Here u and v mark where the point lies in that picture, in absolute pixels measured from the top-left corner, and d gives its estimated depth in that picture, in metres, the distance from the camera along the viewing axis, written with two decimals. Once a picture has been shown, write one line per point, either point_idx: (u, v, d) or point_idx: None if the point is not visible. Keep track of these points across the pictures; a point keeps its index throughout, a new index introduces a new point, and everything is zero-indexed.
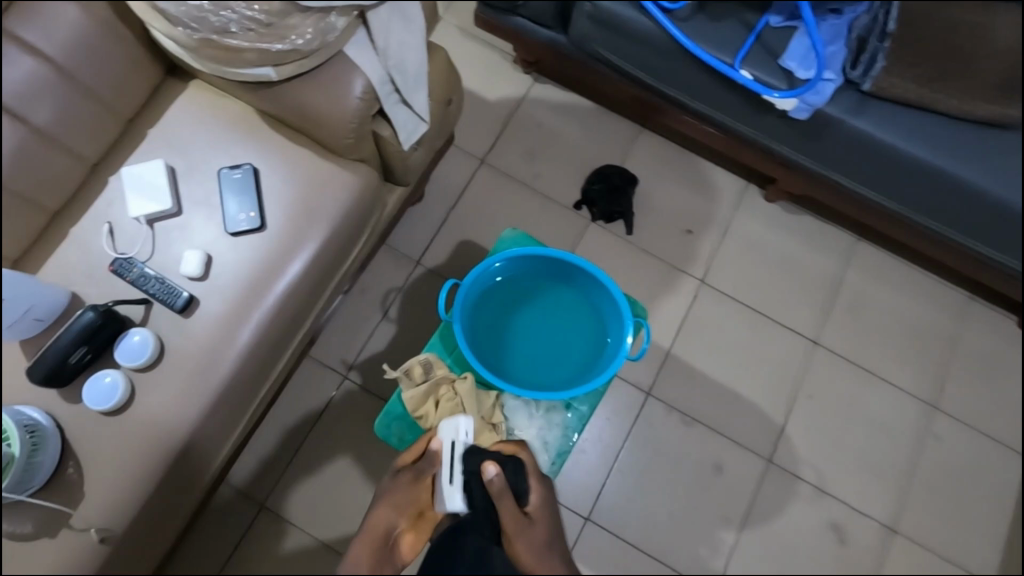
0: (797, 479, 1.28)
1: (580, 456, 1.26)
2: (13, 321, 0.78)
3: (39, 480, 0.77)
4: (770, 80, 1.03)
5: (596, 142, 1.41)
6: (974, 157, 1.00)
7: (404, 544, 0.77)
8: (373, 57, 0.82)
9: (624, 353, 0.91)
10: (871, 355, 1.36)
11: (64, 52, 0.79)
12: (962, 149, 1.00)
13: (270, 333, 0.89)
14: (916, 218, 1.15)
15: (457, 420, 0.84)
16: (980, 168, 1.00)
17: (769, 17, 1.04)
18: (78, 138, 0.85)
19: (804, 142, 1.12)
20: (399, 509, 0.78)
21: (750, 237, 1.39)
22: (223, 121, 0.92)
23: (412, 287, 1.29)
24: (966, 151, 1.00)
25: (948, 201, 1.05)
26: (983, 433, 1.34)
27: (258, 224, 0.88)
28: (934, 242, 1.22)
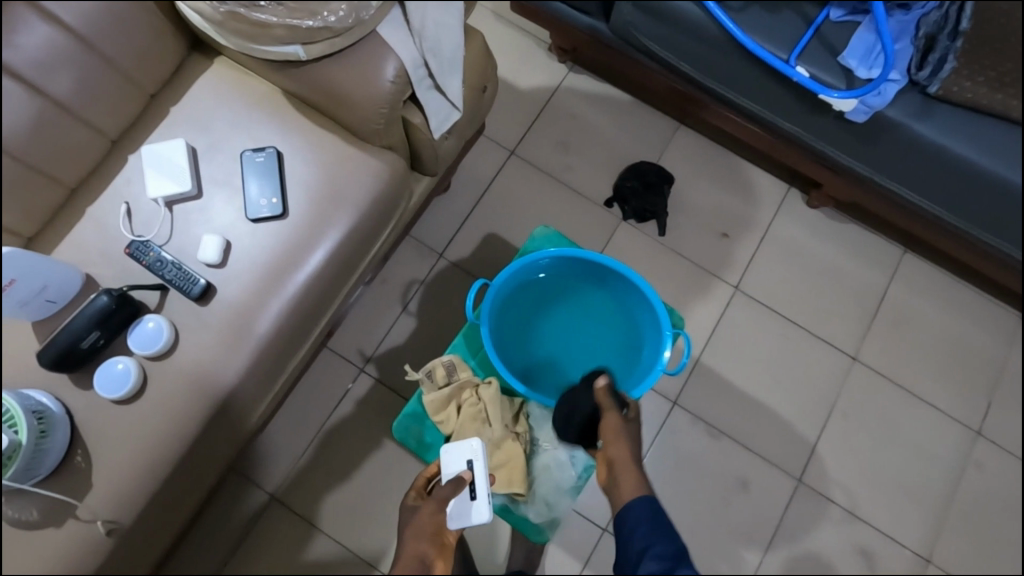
0: (827, 500, 1.22)
1: None
2: (24, 301, 0.75)
3: (46, 468, 0.74)
4: (829, 78, 0.96)
5: (632, 137, 1.35)
6: None
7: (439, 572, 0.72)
8: (407, 39, 0.78)
9: (662, 367, 0.86)
10: (912, 374, 1.29)
11: (87, 21, 0.75)
12: None
13: (287, 326, 0.85)
14: (974, 233, 1.07)
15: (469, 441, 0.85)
16: None
17: (830, 9, 0.97)
18: (98, 113, 0.81)
19: (858, 146, 1.04)
20: (423, 538, 0.74)
21: (789, 244, 1.33)
22: (247, 100, 0.88)
23: (434, 280, 1.25)
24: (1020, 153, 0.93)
25: (1011, 216, 0.97)
26: None
27: (280, 211, 0.84)
28: (990, 259, 1.14)
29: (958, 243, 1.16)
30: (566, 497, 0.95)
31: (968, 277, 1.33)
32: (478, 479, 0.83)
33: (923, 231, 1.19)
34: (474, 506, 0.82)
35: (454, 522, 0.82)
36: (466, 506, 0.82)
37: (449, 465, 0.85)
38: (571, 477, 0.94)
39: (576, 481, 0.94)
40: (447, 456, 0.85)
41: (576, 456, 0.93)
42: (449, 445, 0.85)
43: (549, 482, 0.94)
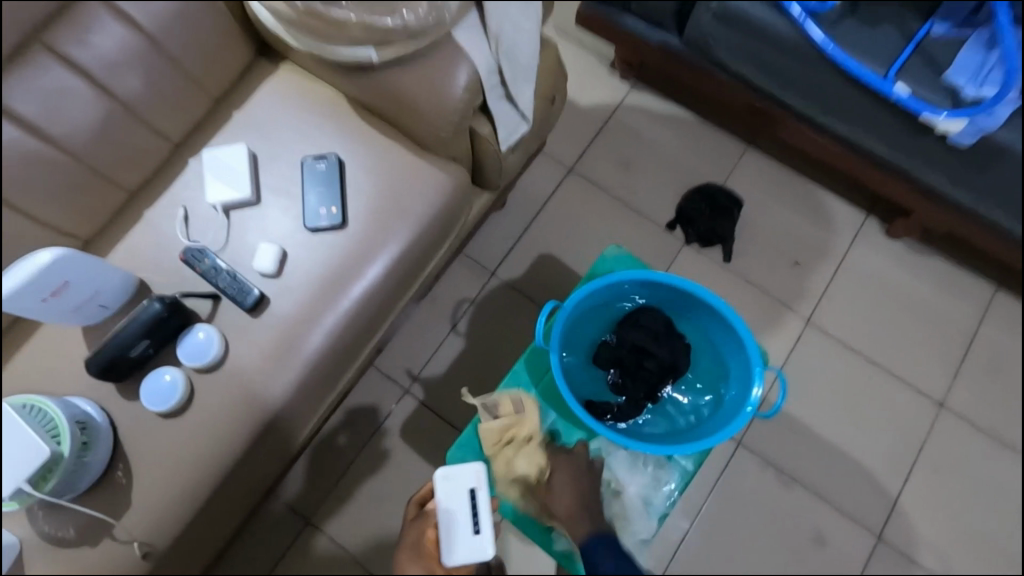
0: (911, 561, 1.10)
1: None
2: (76, 305, 0.72)
3: (85, 483, 0.70)
4: (930, 97, 0.88)
5: (697, 158, 1.28)
6: None
7: None
8: (484, 45, 0.74)
9: (750, 410, 0.79)
10: (1009, 425, 1.16)
11: (157, 21, 0.74)
12: None
13: (341, 342, 0.80)
14: None
15: (473, 468, 0.78)
16: None
17: (933, 23, 0.89)
18: (162, 115, 0.79)
19: (963, 171, 0.95)
20: None
21: (868, 276, 1.23)
22: (310, 106, 0.85)
23: (484, 300, 1.20)
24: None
25: None
26: None
27: (339, 221, 0.80)
28: None
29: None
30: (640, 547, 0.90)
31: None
32: (482, 510, 0.76)
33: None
34: (477, 541, 0.75)
35: (452, 558, 0.74)
36: (464, 540, 0.75)
37: (448, 495, 0.77)
38: (648, 526, 0.88)
39: (648, 530, 0.88)
40: (446, 486, 0.77)
41: (651, 503, 0.88)
42: (448, 473, 0.77)
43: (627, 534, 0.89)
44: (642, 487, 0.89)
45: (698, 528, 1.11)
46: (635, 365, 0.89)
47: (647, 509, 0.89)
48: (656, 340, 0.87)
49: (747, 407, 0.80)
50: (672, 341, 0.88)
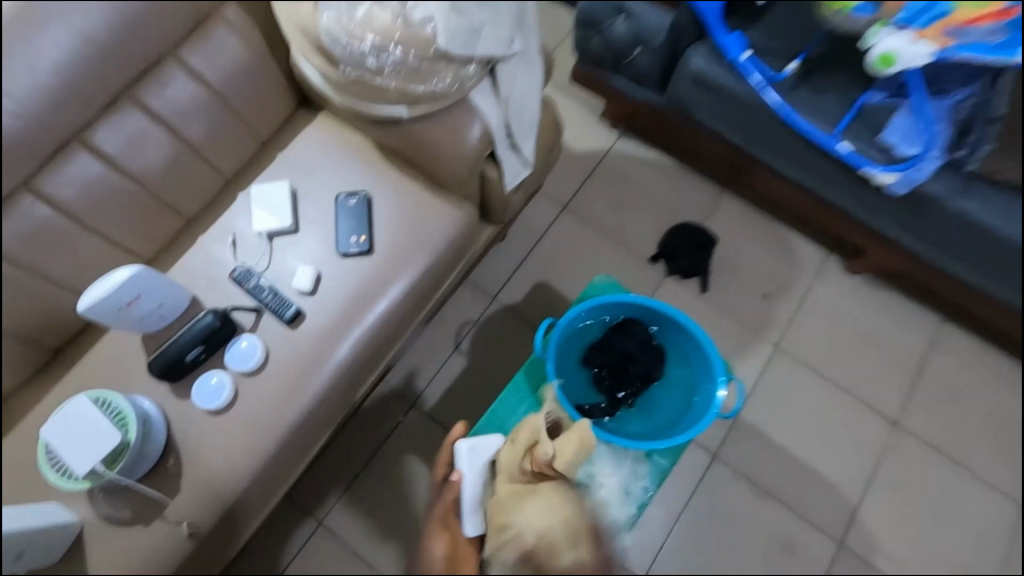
0: (871, 567, 1.21)
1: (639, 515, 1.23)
2: (143, 315, 0.84)
3: (145, 467, 0.81)
4: (869, 153, 1.04)
5: (677, 200, 1.44)
6: None
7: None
8: (496, 104, 0.88)
9: (716, 410, 0.91)
10: (958, 445, 1.29)
11: (222, 78, 0.88)
12: None
13: (365, 352, 0.92)
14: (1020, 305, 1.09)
15: (491, 442, 0.93)
16: None
17: (870, 94, 1.06)
18: (219, 155, 0.93)
19: (903, 217, 1.10)
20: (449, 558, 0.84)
21: (830, 308, 1.37)
22: (343, 150, 1.00)
23: (486, 323, 1.32)
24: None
25: None
26: None
27: (367, 248, 0.93)
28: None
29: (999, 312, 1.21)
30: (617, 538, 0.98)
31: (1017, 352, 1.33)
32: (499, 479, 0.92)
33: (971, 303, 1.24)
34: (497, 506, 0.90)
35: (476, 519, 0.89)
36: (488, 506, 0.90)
37: (472, 465, 0.92)
38: (625, 512, 0.98)
39: (628, 516, 0.98)
40: (467, 457, 0.92)
41: (631, 492, 0.99)
42: (475, 444, 0.92)
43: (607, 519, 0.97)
44: (624, 478, 1.00)
45: (678, 534, 1.22)
46: (621, 369, 1.02)
47: (626, 497, 0.99)
48: (640, 346, 1.02)
49: (713, 407, 0.93)
50: (652, 348, 1.02)
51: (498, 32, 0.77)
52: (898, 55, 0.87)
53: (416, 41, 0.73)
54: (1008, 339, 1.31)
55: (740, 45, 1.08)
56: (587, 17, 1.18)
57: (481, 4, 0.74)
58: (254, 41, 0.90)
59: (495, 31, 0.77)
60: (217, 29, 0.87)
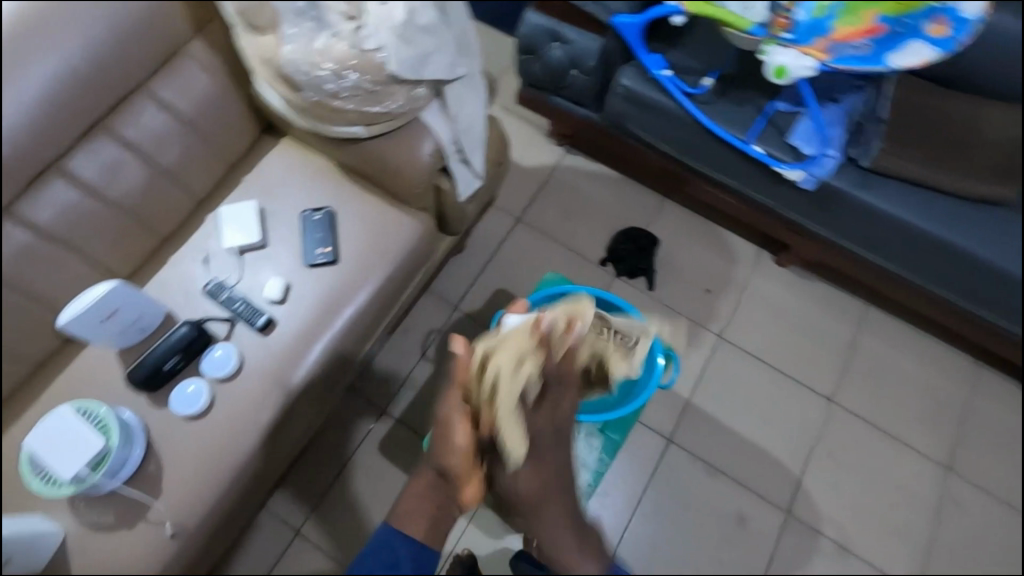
0: (818, 532, 1.30)
1: (604, 499, 1.31)
2: (122, 328, 0.89)
3: (126, 474, 0.85)
4: (778, 154, 1.18)
5: (622, 208, 1.56)
6: (971, 229, 1.08)
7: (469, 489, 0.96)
8: (443, 122, 0.98)
9: (657, 377, 1.08)
10: (891, 418, 1.39)
11: (191, 108, 0.96)
12: (961, 223, 1.08)
13: (335, 356, 0.99)
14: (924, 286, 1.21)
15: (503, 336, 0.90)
16: (976, 240, 1.07)
17: (778, 102, 1.19)
18: (190, 179, 1.00)
19: (814, 212, 1.23)
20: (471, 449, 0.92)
21: (766, 298, 1.50)
22: (307, 171, 1.07)
23: (451, 330, 1.40)
24: (964, 221, 1.08)
25: (950, 271, 1.12)
26: (1011, 504, 1.31)
27: (332, 258, 1.01)
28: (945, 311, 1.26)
29: (918, 298, 1.28)
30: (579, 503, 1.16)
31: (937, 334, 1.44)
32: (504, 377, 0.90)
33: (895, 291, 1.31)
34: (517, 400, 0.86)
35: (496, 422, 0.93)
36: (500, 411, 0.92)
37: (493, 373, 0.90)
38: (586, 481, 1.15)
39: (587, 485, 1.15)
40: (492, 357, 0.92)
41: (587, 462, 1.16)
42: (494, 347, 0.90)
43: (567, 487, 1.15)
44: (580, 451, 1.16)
45: (641, 515, 1.31)
46: None
47: (583, 467, 1.17)
48: None
49: (654, 376, 1.10)
50: None
51: (443, 59, 0.87)
52: (789, 65, 0.99)
53: (370, 66, 0.83)
54: (926, 320, 1.43)
55: (660, 63, 1.21)
56: (526, 45, 1.30)
57: (427, 33, 0.83)
58: (219, 74, 0.98)
59: (440, 57, 0.87)
60: (185, 64, 0.94)
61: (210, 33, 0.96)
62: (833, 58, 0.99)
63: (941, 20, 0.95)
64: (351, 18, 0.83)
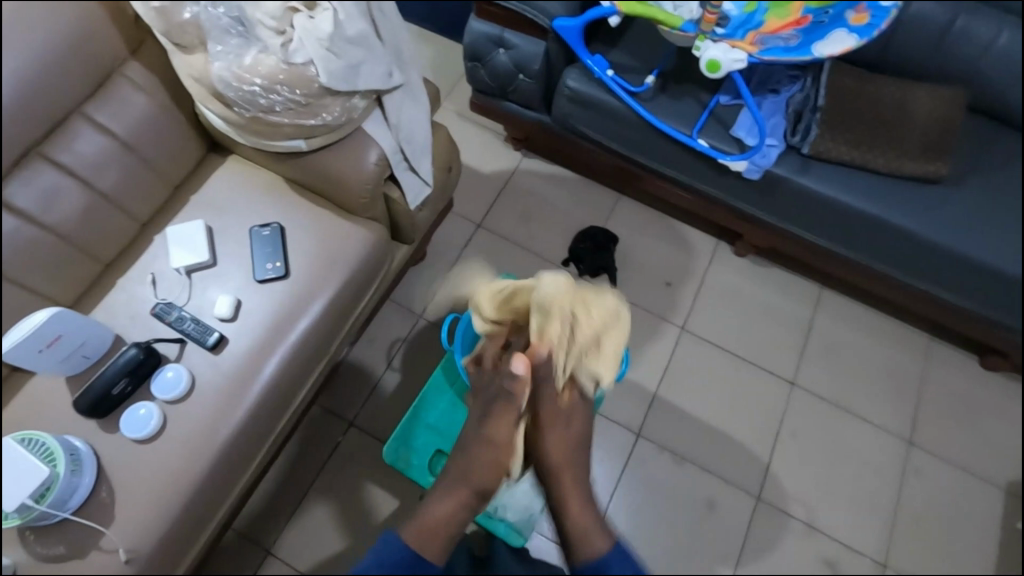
0: (786, 515, 1.29)
1: None
2: (66, 355, 0.89)
3: (76, 502, 0.84)
4: (723, 146, 1.21)
5: (582, 207, 1.57)
6: (912, 209, 1.09)
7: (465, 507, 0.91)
8: (387, 132, 0.98)
9: None
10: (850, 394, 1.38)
11: (129, 130, 0.96)
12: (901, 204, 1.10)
13: (290, 369, 0.99)
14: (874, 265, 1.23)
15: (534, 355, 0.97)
16: (916, 220, 1.08)
17: (719, 96, 1.22)
18: (133, 201, 1.00)
19: (761, 199, 1.28)
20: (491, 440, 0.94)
21: (726, 289, 1.53)
22: (255, 187, 1.08)
23: (415, 338, 1.41)
24: (884, 194, 1.13)
25: (897, 250, 1.14)
26: None
27: (283, 272, 1.01)
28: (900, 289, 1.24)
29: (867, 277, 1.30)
30: (537, 498, 1.11)
31: None
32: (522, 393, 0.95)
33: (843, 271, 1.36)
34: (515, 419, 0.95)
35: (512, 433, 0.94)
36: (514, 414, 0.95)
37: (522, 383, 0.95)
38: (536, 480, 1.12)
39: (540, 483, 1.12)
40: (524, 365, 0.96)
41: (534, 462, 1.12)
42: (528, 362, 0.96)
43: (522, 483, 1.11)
44: None
45: (614, 510, 1.32)
46: None
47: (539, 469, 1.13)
48: None
49: None
50: None
51: (375, 69, 0.88)
52: (720, 59, 1.03)
53: (299, 79, 0.84)
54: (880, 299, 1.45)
55: (603, 64, 1.23)
56: (472, 53, 1.34)
57: (356, 44, 0.85)
58: (157, 94, 0.99)
59: (374, 66, 0.88)
60: (120, 86, 0.95)
61: (144, 54, 0.98)
62: (761, 50, 1.02)
63: (860, 9, 0.96)
64: (281, 34, 0.84)
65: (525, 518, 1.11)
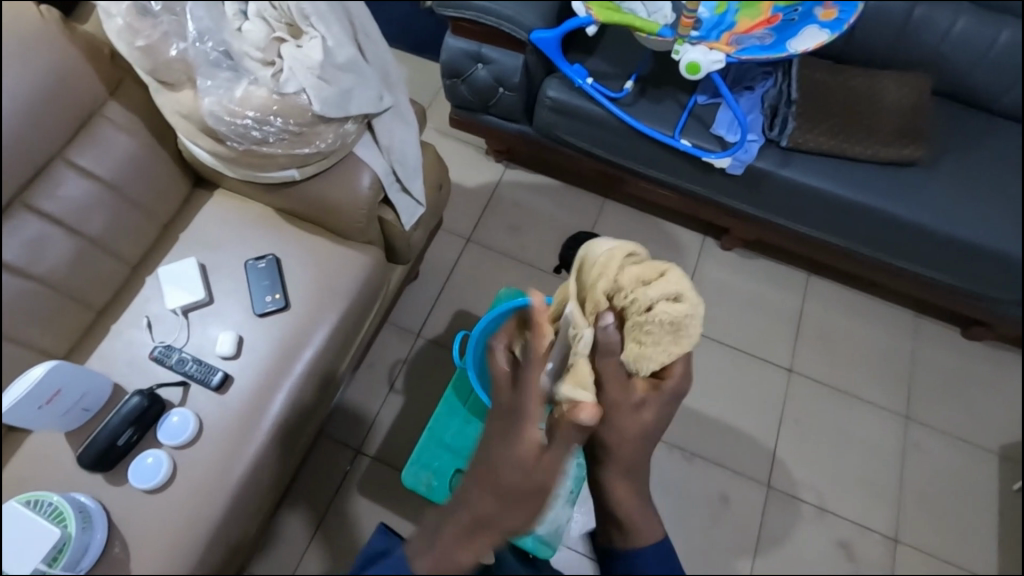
0: (797, 500, 1.32)
1: None
2: (66, 410, 0.86)
3: (88, 562, 0.81)
4: (707, 145, 1.25)
5: (568, 214, 1.59)
6: None
7: None
8: (378, 154, 0.98)
9: None
10: (843, 376, 1.41)
11: (114, 172, 0.94)
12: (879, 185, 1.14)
13: (298, 403, 0.96)
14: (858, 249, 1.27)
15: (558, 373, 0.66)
16: None
17: (697, 95, 1.25)
18: (121, 245, 0.98)
19: (748, 192, 1.33)
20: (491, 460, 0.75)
21: (716, 283, 1.55)
22: (244, 219, 1.06)
23: (415, 359, 1.39)
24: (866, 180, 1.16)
25: None
26: None
27: (283, 303, 0.99)
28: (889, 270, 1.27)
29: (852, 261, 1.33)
30: (563, 508, 1.09)
31: None
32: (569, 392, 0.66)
33: (820, 253, 1.40)
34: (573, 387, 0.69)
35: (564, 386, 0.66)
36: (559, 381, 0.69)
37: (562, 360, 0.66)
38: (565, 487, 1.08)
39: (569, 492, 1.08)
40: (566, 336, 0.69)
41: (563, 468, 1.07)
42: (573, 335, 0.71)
43: (548, 499, 1.06)
44: None
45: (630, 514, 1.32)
46: None
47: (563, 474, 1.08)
48: None
49: None
50: None
51: (365, 93, 0.88)
52: (700, 61, 1.06)
53: (293, 108, 0.84)
54: None
55: (583, 73, 1.24)
56: (451, 70, 1.35)
57: (346, 70, 0.84)
58: (140, 134, 0.97)
59: (363, 91, 0.88)
60: (101, 127, 0.93)
61: (124, 93, 0.96)
62: (738, 50, 1.06)
63: (829, 4, 0.98)
64: (269, 65, 0.84)
65: (554, 531, 1.09)
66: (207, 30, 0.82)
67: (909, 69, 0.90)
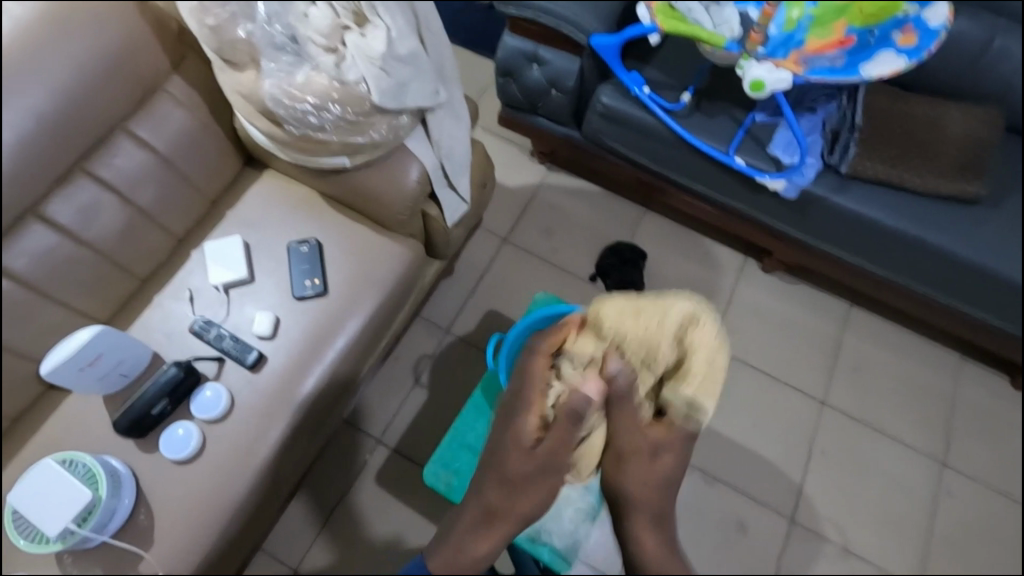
0: (820, 538, 1.27)
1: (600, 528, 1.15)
2: (105, 374, 0.88)
3: (114, 525, 0.83)
4: (760, 165, 1.17)
5: (609, 222, 1.56)
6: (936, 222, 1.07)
7: (479, 542, 0.84)
8: (428, 148, 0.97)
9: None
10: (880, 414, 1.36)
11: (170, 146, 0.95)
12: (929, 216, 1.08)
13: (327, 389, 0.97)
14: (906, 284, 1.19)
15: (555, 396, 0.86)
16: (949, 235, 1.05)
17: (756, 113, 1.20)
18: (171, 217, 1.00)
19: (797, 218, 1.23)
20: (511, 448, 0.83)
21: (753, 306, 1.49)
22: (290, 202, 1.07)
23: (441, 354, 1.39)
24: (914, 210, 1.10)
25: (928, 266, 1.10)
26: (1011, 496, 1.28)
27: (321, 289, 0.99)
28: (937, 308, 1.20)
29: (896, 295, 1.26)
30: (584, 521, 1.09)
31: (927, 334, 1.40)
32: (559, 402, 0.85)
33: (864, 285, 1.31)
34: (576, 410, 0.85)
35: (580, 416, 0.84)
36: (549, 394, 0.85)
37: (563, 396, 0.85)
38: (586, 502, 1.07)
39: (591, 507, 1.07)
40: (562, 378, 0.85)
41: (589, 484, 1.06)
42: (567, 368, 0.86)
43: (569, 509, 1.07)
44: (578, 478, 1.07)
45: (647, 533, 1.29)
46: None
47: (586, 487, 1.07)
48: None
49: None
50: None
51: (422, 87, 0.87)
52: (765, 79, 1.00)
53: (353, 98, 0.85)
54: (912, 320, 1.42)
55: (639, 81, 1.22)
56: (505, 68, 1.34)
57: (405, 63, 0.84)
58: (197, 110, 0.98)
59: (421, 85, 0.87)
60: (162, 101, 0.94)
61: (185, 69, 0.97)
62: (807, 70, 1.00)
63: (908, 30, 0.98)
64: (331, 51, 0.84)
65: (570, 545, 1.09)
66: (275, 13, 0.83)
67: (976, 106, 1.04)
